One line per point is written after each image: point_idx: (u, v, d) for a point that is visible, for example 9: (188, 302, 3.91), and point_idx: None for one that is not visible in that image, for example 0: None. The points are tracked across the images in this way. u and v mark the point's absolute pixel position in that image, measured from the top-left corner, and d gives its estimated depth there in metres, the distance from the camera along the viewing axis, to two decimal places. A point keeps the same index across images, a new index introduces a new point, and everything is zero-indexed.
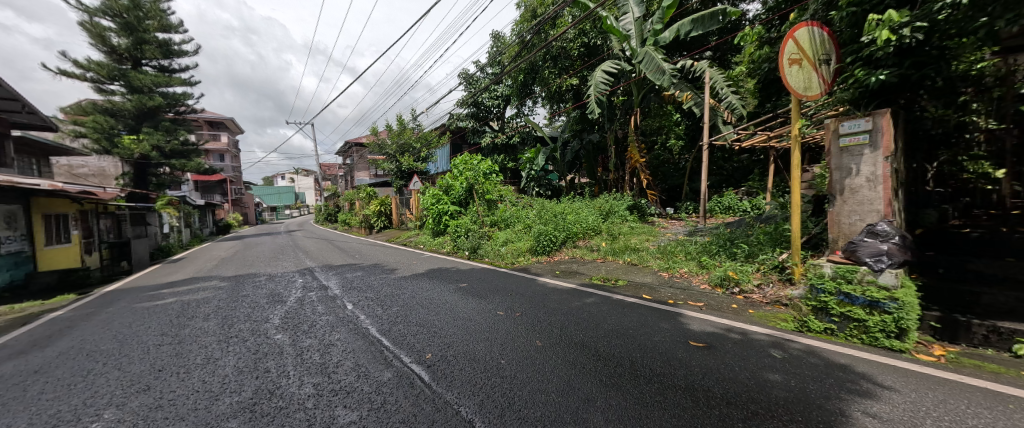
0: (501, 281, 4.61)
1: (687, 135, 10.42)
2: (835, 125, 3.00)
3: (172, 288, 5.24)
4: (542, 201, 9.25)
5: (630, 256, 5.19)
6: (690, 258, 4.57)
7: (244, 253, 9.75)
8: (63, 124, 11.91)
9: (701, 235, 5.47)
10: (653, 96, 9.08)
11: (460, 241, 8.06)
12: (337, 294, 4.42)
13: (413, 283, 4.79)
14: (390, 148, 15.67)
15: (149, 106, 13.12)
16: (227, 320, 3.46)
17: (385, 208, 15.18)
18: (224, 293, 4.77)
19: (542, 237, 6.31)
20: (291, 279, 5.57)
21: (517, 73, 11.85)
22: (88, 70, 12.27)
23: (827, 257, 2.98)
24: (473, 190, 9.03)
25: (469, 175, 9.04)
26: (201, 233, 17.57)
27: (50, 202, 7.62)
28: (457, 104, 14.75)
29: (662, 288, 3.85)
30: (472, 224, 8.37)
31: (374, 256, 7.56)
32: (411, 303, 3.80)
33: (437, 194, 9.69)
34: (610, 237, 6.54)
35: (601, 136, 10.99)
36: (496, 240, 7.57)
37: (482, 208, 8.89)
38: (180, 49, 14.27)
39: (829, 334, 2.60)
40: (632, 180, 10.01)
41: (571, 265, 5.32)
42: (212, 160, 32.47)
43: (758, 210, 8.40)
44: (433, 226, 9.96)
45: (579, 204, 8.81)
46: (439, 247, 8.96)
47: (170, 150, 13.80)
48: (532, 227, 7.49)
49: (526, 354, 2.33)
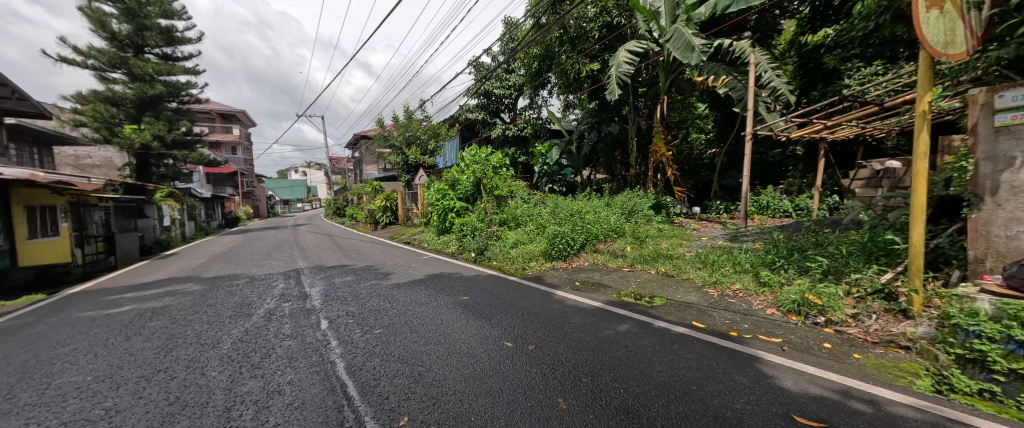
0: (510, 294, 3.83)
1: (718, 127, 9.41)
2: (987, 97, 2.13)
3: (139, 292, 4.65)
4: (556, 199, 8.46)
5: (664, 266, 4.36)
6: (743, 271, 3.73)
7: (239, 250, 9.22)
8: (63, 113, 11.60)
9: (750, 242, 4.59)
10: (682, 83, 8.13)
11: (465, 242, 7.31)
12: (316, 306, 3.73)
13: (407, 293, 4.07)
14: (397, 140, 15.03)
15: (151, 95, 12.73)
16: (170, 342, 2.79)
17: (391, 203, 14.72)
18: (191, 300, 4.13)
19: (557, 238, 5.50)
20: (273, 283, 4.92)
21: (530, 60, 11.00)
22: (88, 57, 11.91)
23: (976, 283, 2.15)
24: (481, 184, 8.25)
25: (477, 168, 8.27)
26: (207, 226, 17.31)
27: (34, 193, 7.17)
28: (467, 94, 14.00)
29: (715, 311, 3.03)
30: (480, 222, 7.62)
31: (371, 257, 6.88)
32: (398, 323, 3.06)
33: (443, 189, 8.94)
34: (637, 241, 5.70)
35: (621, 128, 10.10)
36: (505, 241, 6.80)
37: (490, 204, 8.12)
38: (183, 36, 13.85)
39: (986, 401, 1.62)
40: (656, 176, 9.10)
41: (593, 274, 4.51)
42: (224, 153, 32.58)
43: (802, 210, 7.43)
44: (438, 223, 9.24)
45: (598, 201, 7.99)
46: (444, 247, 8.26)
47: (171, 141, 13.41)
48: (546, 227, 6.68)
49: (546, 425, 1.55)
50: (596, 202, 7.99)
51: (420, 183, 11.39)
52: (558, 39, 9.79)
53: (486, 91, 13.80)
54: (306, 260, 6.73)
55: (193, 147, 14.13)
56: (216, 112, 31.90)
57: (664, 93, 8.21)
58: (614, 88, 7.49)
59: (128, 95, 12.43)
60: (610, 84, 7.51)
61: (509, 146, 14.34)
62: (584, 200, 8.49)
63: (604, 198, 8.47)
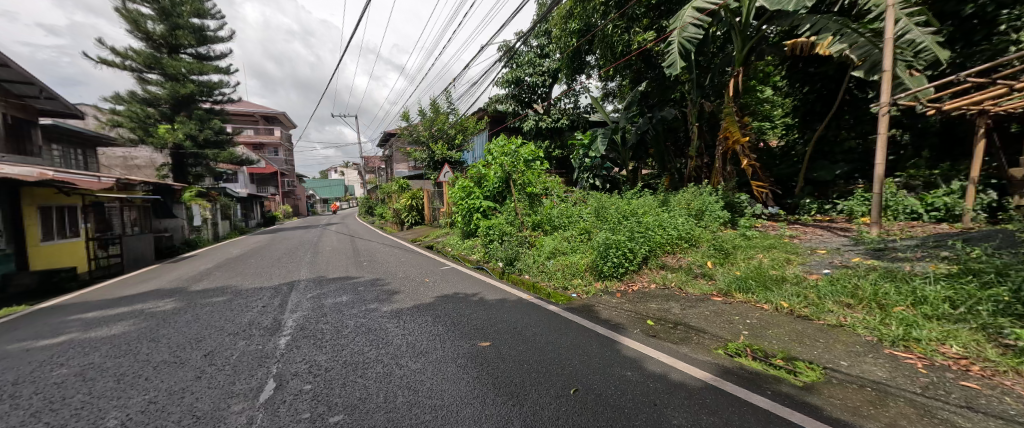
0: (550, 339, 2.56)
1: (806, 106, 7.53)
2: None
3: (104, 310, 3.88)
4: (600, 197, 7.10)
5: (784, 298, 2.88)
6: (950, 322, 2.20)
7: (254, 253, 8.66)
8: (103, 113, 11.80)
9: (917, 262, 3.00)
10: (766, 48, 6.40)
11: (493, 250, 6.12)
12: (280, 347, 2.67)
13: (407, 330, 2.92)
14: (423, 136, 14.23)
15: (183, 94, 12.79)
16: (20, 426, 1.77)
17: (416, 202, 13.99)
18: (142, 329, 3.23)
19: (611, 249, 4.10)
20: (255, 303, 3.98)
21: (568, 37, 9.63)
22: (126, 58, 12.08)
23: None
24: (510, 180, 6.95)
25: (506, 161, 6.97)
26: (242, 225, 17.54)
27: (48, 194, 6.85)
28: (496, 83, 12.92)
29: (956, 411, 1.56)
30: (510, 225, 6.40)
31: (382, 266, 5.89)
32: (372, 400, 1.88)
33: (468, 186, 7.79)
34: (721, 253, 4.18)
35: (678, 112, 8.46)
36: (540, 250, 5.52)
37: (523, 204, 6.83)
38: (215, 35, 13.84)
39: None
40: (725, 170, 7.43)
41: (671, 307, 3.11)
42: (267, 154, 33.93)
43: (940, 211, 5.53)
44: (463, 225, 8.11)
45: (651, 200, 6.53)
46: (469, 253, 7.12)
47: (204, 140, 13.42)
48: (593, 233, 5.33)
49: None
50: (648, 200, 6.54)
51: (445, 180, 10.43)
52: (601, 8, 8.33)
53: (517, 79, 12.60)
54: (310, 268, 5.87)
55: (225, 146, 14.16)
56: (260, 115, 33.34)
57: (739, 65, 6.55)
58: (676, 61, 6.01)
59: (162, 94, 12.53)
60: (670, 55, 6.04)
61: (542, 139, 13.07)
62: (633, 199, 7.01)
63: (659, 195, 6.96)
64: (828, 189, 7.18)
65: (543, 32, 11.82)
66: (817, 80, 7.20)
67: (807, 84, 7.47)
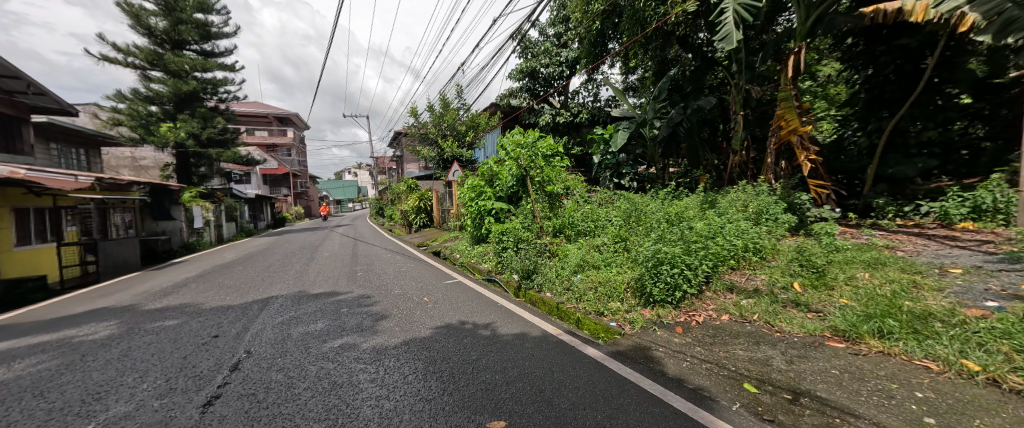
0: (601, 422, 1.59)
1: (871, 91, 6.15)
2: None
3: (26, 336, 3.13)
4: (630, 198, 6.15)
5: (965, 354, 1.83)
6: None
7: (248, 258, 8.01)
8: (104, 112, 11.46)
9: None
10: (837, 16, 5.20)
11: (507, 259, 5.20)
12: (193, 418, 1.79)
13: (384, 390, 2.00)
14: (432, 133, 13.46)
15: (185, 91, 12.38)
16: None
17: (424, 204, 13.25)
18: (43, 372, 2.43)
19: (664, 264, 3.09)
20: (210, 330, 3.17)
21: (590, 19, 8.69)
22: (128, 55, 11.73)
23: None
24: (528, 178, 5.95)
25: (521, 155, 5.92)
26: (249, 227, 17.19)
27: (21, 194, 6.17)
28: (509, 76, 12.07)
29: None
30: (526, 230, 5.48)
31: (377, 278, 5.04)
32: None
33: (478, 186, 6.92)
34: (812, 271, 3.13)
35: (717, 99, 7.42)
36: (564, 261, 4.59)
37: (543, 205, 5.85)
38: (220, 31, 13.40)
39: None
40: (779, 165, 6.33)
41: (771, 358, 2.10)
42: (281, 155, 33.99)
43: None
44: (474, 229, 7.22)
45: (693, 200, 5.50)
46: (480, 262, 6.25)
47: (207, 139, 13.02)
48: (629, 243, 4.37)
49: None
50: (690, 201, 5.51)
51: (454, 179, 9.65)
52: None
53: (531, 70, 11.71)
54: (295, 280, 5.08)
55: (229, 146, 13.73)
56: (273, 116, 33.42)
57: (800, 40, 5.57)
58: (733, 33, 5.09)
59: (164, 92, 12.15)
60: (726, 26, 5.19)
61: (558, 135, 12.15)
62: (669, 200, 5.99)
63: (701, 195, 5.92)
64: (904, 188, 5.84)
65: (560, 19, 10.93)
66: (891, 60, 5.78)
67: (872, 65, 6.19)
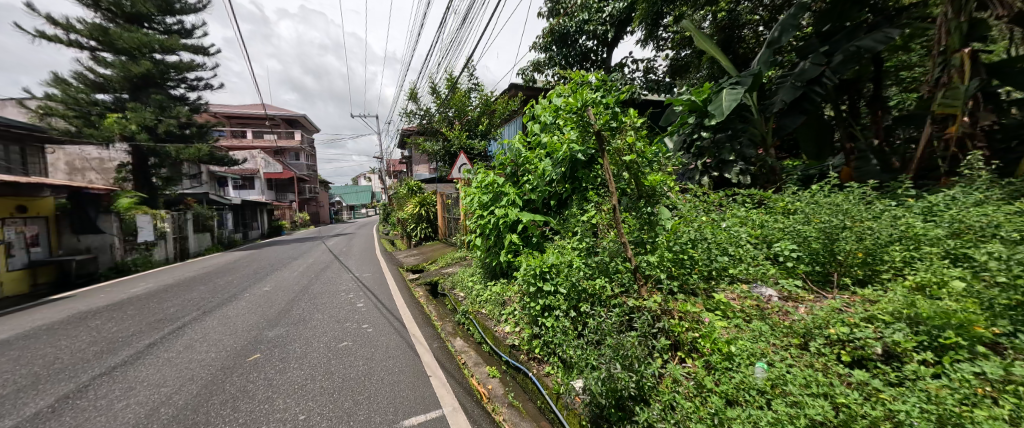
0: None
1: None
2: None
3: None
4: (798, 215, 3.07)
5: None
6: None
7: (165, 292, 5.52)
8: (36, 99, 9.36)
9: None
10: None
11: (559, 337, 2.33)
12: None
13: None
14: (437, 122, 10.84)
15: (137, 74, 10.21)
16: None
17: (427, 210, 10.58)
18: None
19: None
20: None
21: None
22: (69, 30, 9.65)
23: None
24: (605, 155, 2.42)
25: (589, 101, 2.42)
26: (234, 237, 15.08)
27: None
28: (534, 43, 9.31)
29: None
30: (601, 284, 2.41)
31: (258, 392, 2.17)
32: None
33: (495, 184, 4.07)
34: None
35: (895, 34, 4.45)
36: (738, 379, 1.58)
37: (628, 216, 2.82)
38: (187, 4, 11.26)
39: None
40: None
41: None
42: (289, 159, 32.50)
43: None
44: (486, 254, 4.35)
45: (957, 216, 2.51)
46: (497, 316, 3.37)
47: (166, 133, 10.89)
48: (1005, 350, 1.28)
49: None
50: (951, 218, 2.54)
51: (461, 176, 6.98)
52: None
53: (563, 32, 8.91)
54: (106, 383, 2.40)
55: (195, 142, 11.52)
56: (280, 118, 31.91)
57: None
58: None
59: (112, 76, 10.03)
60: None
61: None
62: (874, 206, 3.00)
63: (937, 202, 2.98)
64: None
65: None
66: None
67: None
